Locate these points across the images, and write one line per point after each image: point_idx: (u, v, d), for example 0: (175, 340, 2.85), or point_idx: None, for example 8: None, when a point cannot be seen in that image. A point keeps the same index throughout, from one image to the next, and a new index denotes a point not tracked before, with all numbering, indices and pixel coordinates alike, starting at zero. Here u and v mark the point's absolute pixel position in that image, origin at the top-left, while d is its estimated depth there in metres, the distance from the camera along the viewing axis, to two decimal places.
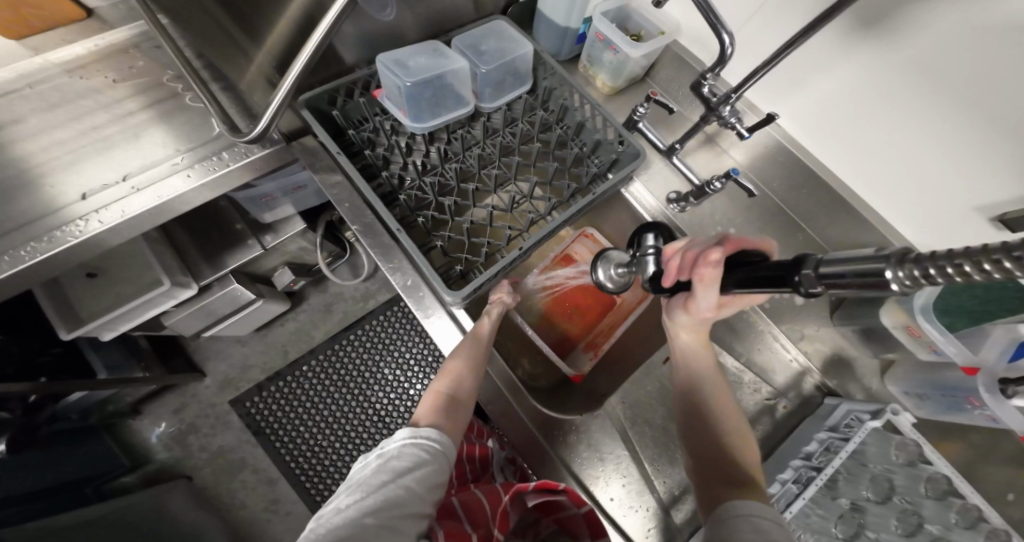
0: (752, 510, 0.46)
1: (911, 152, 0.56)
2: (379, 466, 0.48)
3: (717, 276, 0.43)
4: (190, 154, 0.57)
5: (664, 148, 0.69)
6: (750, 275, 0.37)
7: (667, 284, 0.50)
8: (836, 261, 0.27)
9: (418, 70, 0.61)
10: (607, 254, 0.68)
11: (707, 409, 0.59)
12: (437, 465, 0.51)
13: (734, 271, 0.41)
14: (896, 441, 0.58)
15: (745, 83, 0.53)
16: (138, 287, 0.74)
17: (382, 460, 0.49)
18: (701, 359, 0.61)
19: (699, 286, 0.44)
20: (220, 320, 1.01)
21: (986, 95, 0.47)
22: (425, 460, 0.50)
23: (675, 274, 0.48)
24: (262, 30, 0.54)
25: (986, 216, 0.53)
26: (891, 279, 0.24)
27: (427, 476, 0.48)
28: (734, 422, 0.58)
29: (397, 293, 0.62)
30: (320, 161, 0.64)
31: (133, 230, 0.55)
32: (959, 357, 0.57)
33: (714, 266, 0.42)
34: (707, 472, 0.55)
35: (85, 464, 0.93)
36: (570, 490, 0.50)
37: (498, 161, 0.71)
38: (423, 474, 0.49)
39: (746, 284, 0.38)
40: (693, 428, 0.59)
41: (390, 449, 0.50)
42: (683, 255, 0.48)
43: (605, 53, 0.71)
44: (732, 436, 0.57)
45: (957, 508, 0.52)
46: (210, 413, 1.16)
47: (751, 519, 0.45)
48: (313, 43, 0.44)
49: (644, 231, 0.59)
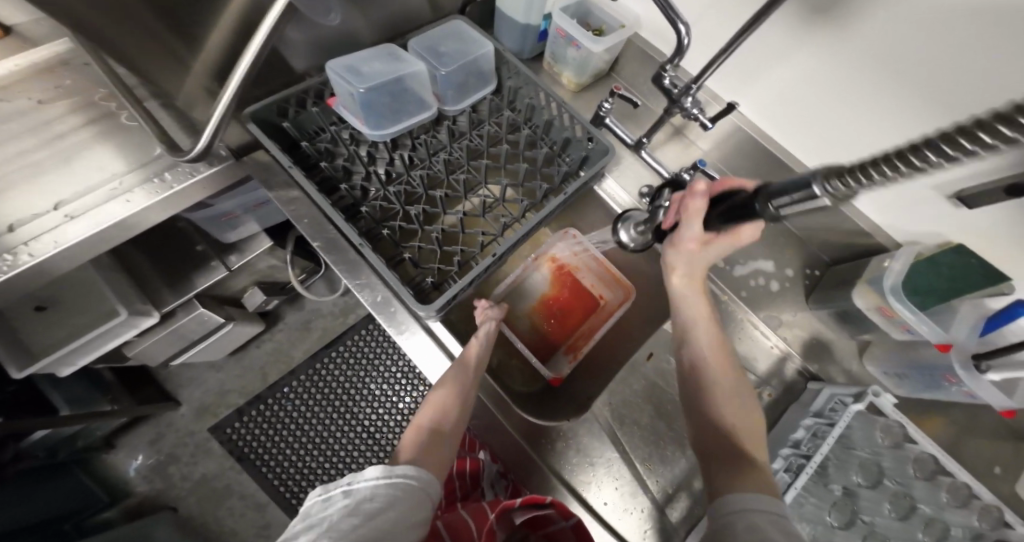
0: (747, 503, 0.43)
1: (869, 136, 0.56)
2: (350, 509, 0.40)
3: (702, 209, 0.50)
4: (129, 177, 0.53)
5: (632, 143, 0.67)
6: (731, 206, 0.43)
7: (667, 226, 0.57)
8: (796, 181, 0.33)
9: (372, 75, 0.59)
10: (630, 214, 0.69)
11: (704, 388, 0.56)
12: (417, 499, 0.44)
13: (717, 203, 0.47)
14: (880, 424, 0.58)
15: (704, 73, 0.53)
16: (91, 318, 0.69)
17: (351, 504, 0.40)
18: (701, 336, 0.59)
19: (688, 215, 0.51)
20: (188, 346, 0.95)
21: (932, 80, 0.47)
22: (403, 495, 0.43)
23: (673, 216, 0.56)
24: (199, 39, 0.51)
25: (944, 195, 0.54)
26: (824, 189, 0.29)
27: (405, 516, 0.41)
28: (742, 404, 0.54)
29: (367, 310, 0.59)
30: (275, 177, 0.61)
31: (76, 258, 0.51)
32: (932, 335, 0.57)
33: (700, 198, 0.50)
34: (712, 453, 0.52)
35: (57, 504, 0.86)
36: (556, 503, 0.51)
37: (465, 165, 0.69)
38: (402, 510, 0.41)
39: (725, 215, 0.45)
40: (692, 407, 0.57)
41: (360, 488, 0.42)
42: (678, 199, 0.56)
43: (568, 50, 0.69)
44: (732, 416, 0.53)
45: (948, 487, 0.54)
46: (190, 442, 1.09)
47: (745, 514, 0.42)
48: (252, 50, 0.42)
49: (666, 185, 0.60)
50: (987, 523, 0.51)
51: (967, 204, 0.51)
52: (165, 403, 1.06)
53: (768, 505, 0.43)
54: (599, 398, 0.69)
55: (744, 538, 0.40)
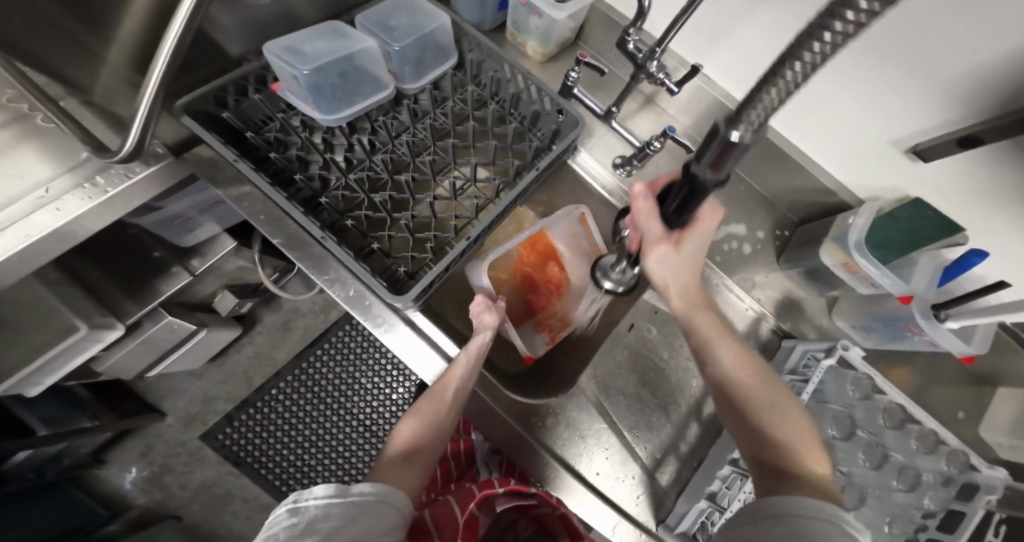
0: (801, 509, 0.40)
1: (828, 92, 0.55)
2: (297, 531, 0.40)
3: (654, 209, 0.45)
4: (58, 183, 0.48)
5: (602, 113, 0.64)
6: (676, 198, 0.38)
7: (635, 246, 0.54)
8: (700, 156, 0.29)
9: (316, 55, 0.54)
10: (603, 261, 0.66)
11: (738, 401, 0.50)
12: (380, 518, 0.44)
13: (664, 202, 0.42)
14: (851, 377, 0.61)
15: (667, 36, 0.50)
16: (44, 338, 0.63)
17: (300, 524, 0.41)
18: (722, 349, 0.51)
19: (645, 221, 0.46)
20: (163, 356, 0.87)
21: (881, 34, 0.47)
22: (358, 514, 0.43)
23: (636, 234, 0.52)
24: None
25: (901, 149, 0.54)
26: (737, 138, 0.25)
27: (362, 533, 0.41)
28: (785, 411, 0.49)
29: (340, 306, 0.57)
30: (222, 172, 0.57)
31: (16, 271, 0.47)
32: (895, 289, 0.59)
33: (645, 198, 0.45)
34: (760, 465, 0.47)
35: (57, 519, 0.84)
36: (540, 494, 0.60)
37: (431, 146, 0.65)
38: (357, 530, 0.41)
39: (677, 209, 0.39)
40: (733, 427, 0.51)
41: (308, 507, 0.42)
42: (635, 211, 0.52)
43: (530, 19, 0.66)
44: (778, 427, 0.47)
45: (917, 435, 0.59)
46: (182, 451, 1.02)
47: (799, 522, 0.39)
48: (171, 40, 0.38)
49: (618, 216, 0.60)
50: (954, 467, 0.56)
51: (924, 158, 0.52)
52: (149, 414, 0.98)
53: (823, 511, 0.39)
54: (584, 373, 0.69)
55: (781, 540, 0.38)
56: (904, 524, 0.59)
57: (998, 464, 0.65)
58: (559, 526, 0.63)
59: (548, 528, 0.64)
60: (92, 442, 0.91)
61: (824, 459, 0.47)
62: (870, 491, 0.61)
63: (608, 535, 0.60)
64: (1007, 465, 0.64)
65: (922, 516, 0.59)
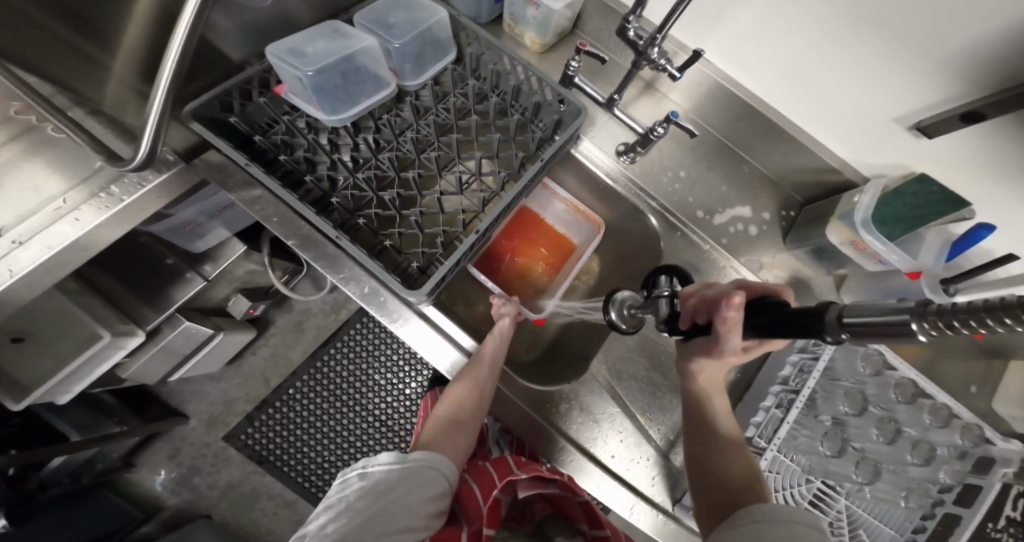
0: (787, 515, 0.41)
1: (830, 71, 0.55)
2: (362, 492, 0.44)
3: (740, 323, 0.39)
4: (73, 194, 0.49)
5: (604, 101, 0.65)
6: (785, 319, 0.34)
7: (685, 326, 0.48)
8: (857, 307, 0.28)
9: (318, 56, 0.55)
10: (619, 294, 0.61)
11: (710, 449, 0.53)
12: (431, 483, 0.47)
13: (760, 315, 0.37)
14: (862, 353, 0.64)
15: (667, 22, 0.50)
16: (73, 347, 0.65)
17: (365, 486, 0.44)
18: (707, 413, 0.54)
19: (724, 329, 0.40)
20: (183, 361, 0.89)
21: (883, 10, 0.46)
22: (415, 479, 0.46)
23: (694, 315, 0.47)
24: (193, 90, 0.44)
25: (904, 126, 0.54)
26: (917, 331, 0.25)
27: (417, 495, 0.44)
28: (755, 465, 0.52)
29: (357, 304, 0.58)
30: (232, 177, 0.57)
31: (43, 280, 0.49)
32: (903, 264, 0.59)
33: (736, 311, 0.38)
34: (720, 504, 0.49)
35: (95, 524, 0.86)
36: (563, 480, 0.52)
37: (435, 142, 0.65)
38: (411, 493, 0.44)
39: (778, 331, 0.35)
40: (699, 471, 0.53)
41: (373, 472, 0.45)
42: (702, 298, 0.46)
43: (527, 10, 0.65)
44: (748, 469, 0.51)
45: (929, 409, 0.61)
46: (208, 452, 1.04)
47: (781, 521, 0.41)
48: (173, 55, 0.38)
49: (660, 272, 0.55)
50: (968, 440, 0.60)
51: (928, 133, 0.52)
52: (172, 418, 1.01)
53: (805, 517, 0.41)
54: (595, 360, 0.70)
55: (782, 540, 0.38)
56: (920, 498, 0.60)
57: (1012, 435, 0.66)
58: (580, 515, 0.53)
59: (568, 515, 0.55)
60: (121, 448, 0.93)
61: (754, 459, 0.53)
62: (884, 465, 0.62)
63: (627, 515, 0.61)
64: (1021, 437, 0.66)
65: (938, 491, 0.60)
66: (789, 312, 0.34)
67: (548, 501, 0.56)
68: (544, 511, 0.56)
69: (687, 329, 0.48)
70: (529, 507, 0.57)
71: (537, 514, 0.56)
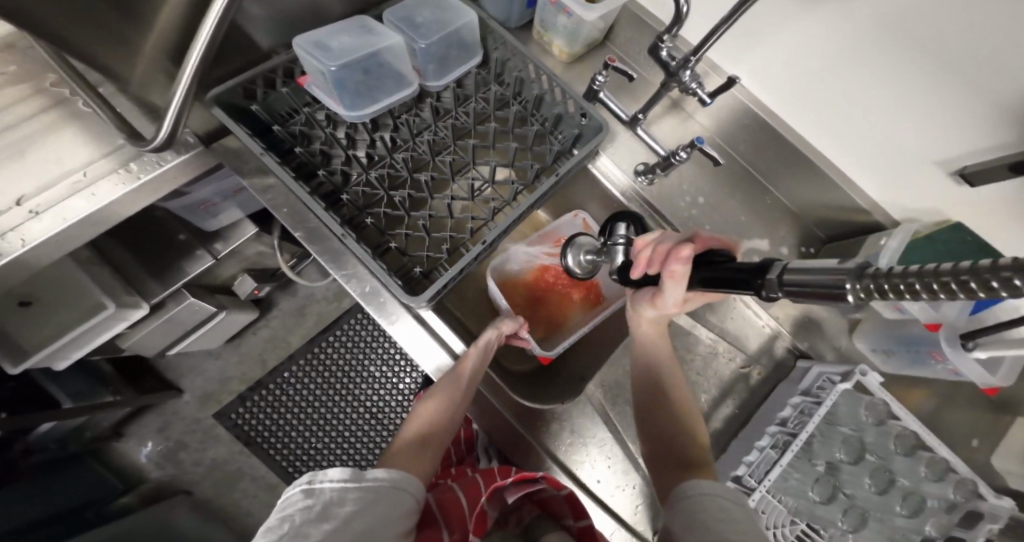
0: (715, 491, 0.46)
1: (872, 106, 0.53)
2: (312, 512, 0.38)
3: (686, 275, 0.41)
4: (95, 168, 0.50)
5: (627, 119, 0.64)
6: (718, 273, 0.35)
7: (636, 275, 0.47)
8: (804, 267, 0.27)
9: (343, 51, 0.55)
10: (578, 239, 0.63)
11: (663, 402, 0.58)
12: (396, 501, 0.43)
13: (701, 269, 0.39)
14: (866, 402, 0.61)
15: (704, 44, 0.49)
16: (77, 314, 0.66)
17: (315, 507, 0.39)
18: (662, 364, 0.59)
19: (668, 282, 0.42)
20: (183, 336, 0.91)
21: (944, 48, 0.44)
22: (374, 499, 0.41)
23: (643, 267, 0.46)
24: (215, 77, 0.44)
25: (948, 170, 0.52)
26: (847, 291, 0.23)
27: (380, 516, 0.40)
28: (691, 424, 0.58)
29: (356, 301, 0.58)
30: (247, 163, 0.58)
31: (52, 251, 0.50)
32: (922, 315, 0.57)
33: (684, 264, 0.40)
34: (661, 458, 0.55)
35: (75, 493, 0.88)
36: (547, 480, 0.50)
37: (451, 145, 0.65)
38: (374, 514, 0.40)
39: (713, 283, 0.36)
40: (644, 421, 0.59)
41: (324, 491, 0.40)
42: (649, 245, 0.45)
43: (558, 18, 0.65)
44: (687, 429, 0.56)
45: (927, 461, 0.60)
46: (197, 428, 1.06)
47: (714, 498, 0.45)
48: (202, 40, 0.38)
49: (616, 220, 0.53)
50: (960, 495, 0.57)
51: (971, 180, 0.49)
52: (166, 391, 1.02)
53: (730, 493, 0.46)
54: (591, 382, 0.70)
55: (715, 517, 0.42)
56: None
57: (1005, 492, 0.64)
58: (564, 509, 0.53)
59: (553, 512, 0.54)
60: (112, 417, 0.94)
61: (699, 417, 0.59)
62: (872, 513, 0.61)
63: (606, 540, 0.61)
64: (1013, 493, 0.63)
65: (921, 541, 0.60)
66: (738, 270, 0.33)
67: (536, 502, 0.56)
68: (532, 513, 0.55)
69: (635, 279, 0.48)
70: (517, 510, 0.56)
71: (525, 516, 0.55)
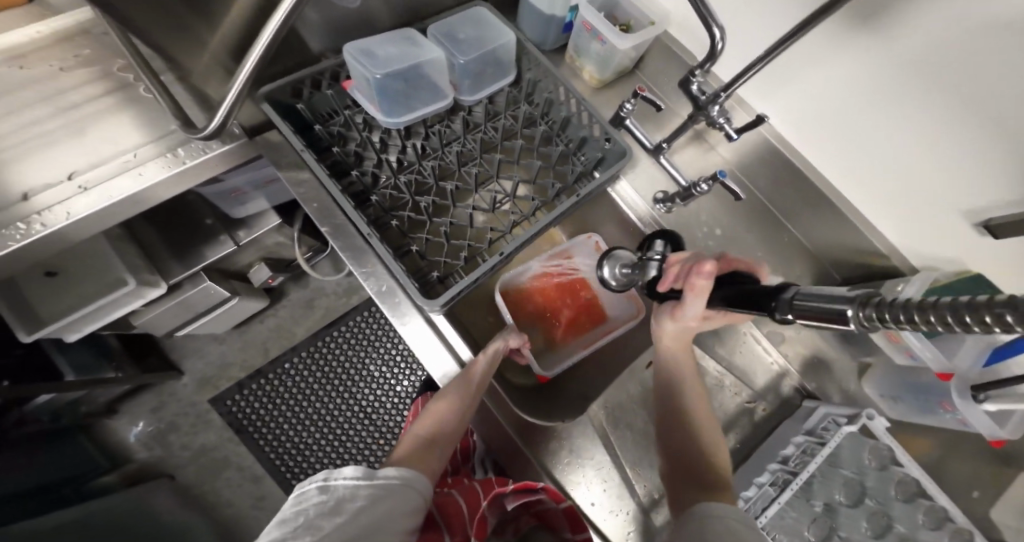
0: (729, 514, 0.45)
1: (900, 150, 0.54)
2: (326, 507, 0.39)
3: (709, 289, 0.44)
4: (144, 151, 0.52)
5: (650, 146, 0.66)
6: (738, 293, 0.37)
7: (661, 288, 0.50)
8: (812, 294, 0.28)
9: (388, 60, 0.57)
10: (617, 252, 0.64)
11: (684, 423, 0.58)
12: (405, 499, 0.43)
13: (723, 289, 0.41)
14: (870, 446, 0.62)
15: (735, 82, 0.51)
16: (100, 286, 0.68)
17: (328, 502, 0.40)
18: (685, 382, 0.59)
19: (689, 295, 0.45)
20: (193, 319, 0.93)
21: (979, 102, 0.44)
22: (385, 496, 0.42)
23: (671, 278, 0.49)
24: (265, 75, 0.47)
25: (972, 220, 0.52)
26: (850, 315, 0.24)
27: (390, 512, 0.41)
28: (715, 446, 0.57)
29: (371, 299, 0.59)
30: (284, 157, 0.60)
31: (95, 224, 0.51)
32: (934, 363, 0.58)
33: (706, 278, 0.43)
34: (681, 477, 0.55)
35: (65, 466, 0.88)
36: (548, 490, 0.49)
37: (478, 157, 0.67)
38: (384, 509, 0.41)
39: (731, 301, 0.38)
40: (666, 439, 0.59)
41: (337, 487, 0.41)
42: (686, 263, 0.48)
43: (592, 44, 0.67)
44: (707, 451, 0.56)
45: (926, 509, 0.59)
46: (190, 411, 1.07)
47: (723, 520, 0.45)
48: (263, 41, 0.40)
49: (656, 237, 0.56)
50: None
51: (995, 233, 0.50)
52: (167, 371, 1.04)
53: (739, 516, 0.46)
54: (594, 402, 0.70)
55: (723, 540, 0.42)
56: None
57: None
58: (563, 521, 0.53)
59: (552, 524, 0.54)
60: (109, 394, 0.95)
61: (719, 438, 0.58)
62: None
63: None
64: None
65: None
66: (755, 289, 0.36)
67: (534, 514, 0.56)
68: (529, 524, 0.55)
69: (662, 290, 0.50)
70: (515, 520, 0.55)
71: (523, 527, 0.55)
